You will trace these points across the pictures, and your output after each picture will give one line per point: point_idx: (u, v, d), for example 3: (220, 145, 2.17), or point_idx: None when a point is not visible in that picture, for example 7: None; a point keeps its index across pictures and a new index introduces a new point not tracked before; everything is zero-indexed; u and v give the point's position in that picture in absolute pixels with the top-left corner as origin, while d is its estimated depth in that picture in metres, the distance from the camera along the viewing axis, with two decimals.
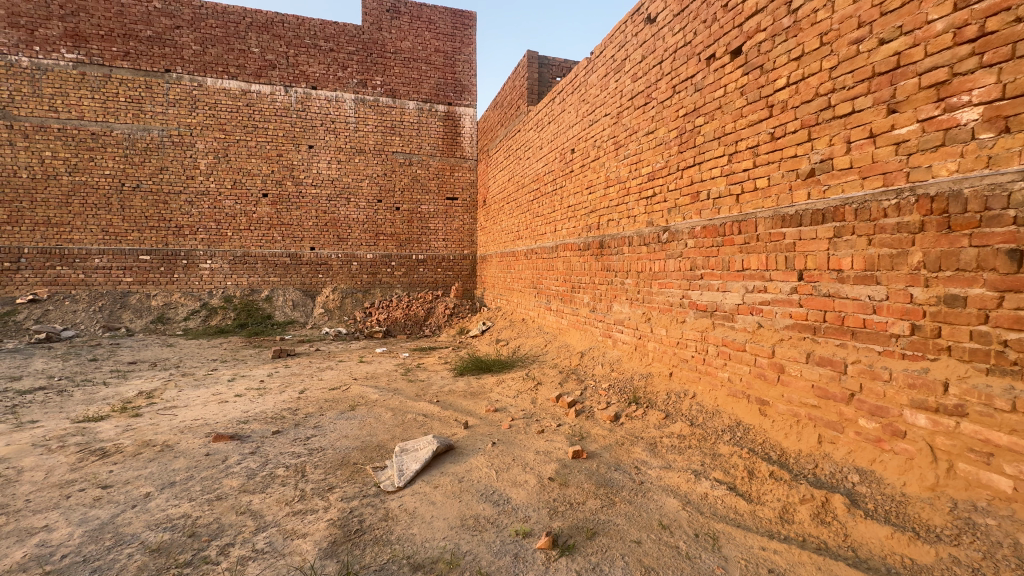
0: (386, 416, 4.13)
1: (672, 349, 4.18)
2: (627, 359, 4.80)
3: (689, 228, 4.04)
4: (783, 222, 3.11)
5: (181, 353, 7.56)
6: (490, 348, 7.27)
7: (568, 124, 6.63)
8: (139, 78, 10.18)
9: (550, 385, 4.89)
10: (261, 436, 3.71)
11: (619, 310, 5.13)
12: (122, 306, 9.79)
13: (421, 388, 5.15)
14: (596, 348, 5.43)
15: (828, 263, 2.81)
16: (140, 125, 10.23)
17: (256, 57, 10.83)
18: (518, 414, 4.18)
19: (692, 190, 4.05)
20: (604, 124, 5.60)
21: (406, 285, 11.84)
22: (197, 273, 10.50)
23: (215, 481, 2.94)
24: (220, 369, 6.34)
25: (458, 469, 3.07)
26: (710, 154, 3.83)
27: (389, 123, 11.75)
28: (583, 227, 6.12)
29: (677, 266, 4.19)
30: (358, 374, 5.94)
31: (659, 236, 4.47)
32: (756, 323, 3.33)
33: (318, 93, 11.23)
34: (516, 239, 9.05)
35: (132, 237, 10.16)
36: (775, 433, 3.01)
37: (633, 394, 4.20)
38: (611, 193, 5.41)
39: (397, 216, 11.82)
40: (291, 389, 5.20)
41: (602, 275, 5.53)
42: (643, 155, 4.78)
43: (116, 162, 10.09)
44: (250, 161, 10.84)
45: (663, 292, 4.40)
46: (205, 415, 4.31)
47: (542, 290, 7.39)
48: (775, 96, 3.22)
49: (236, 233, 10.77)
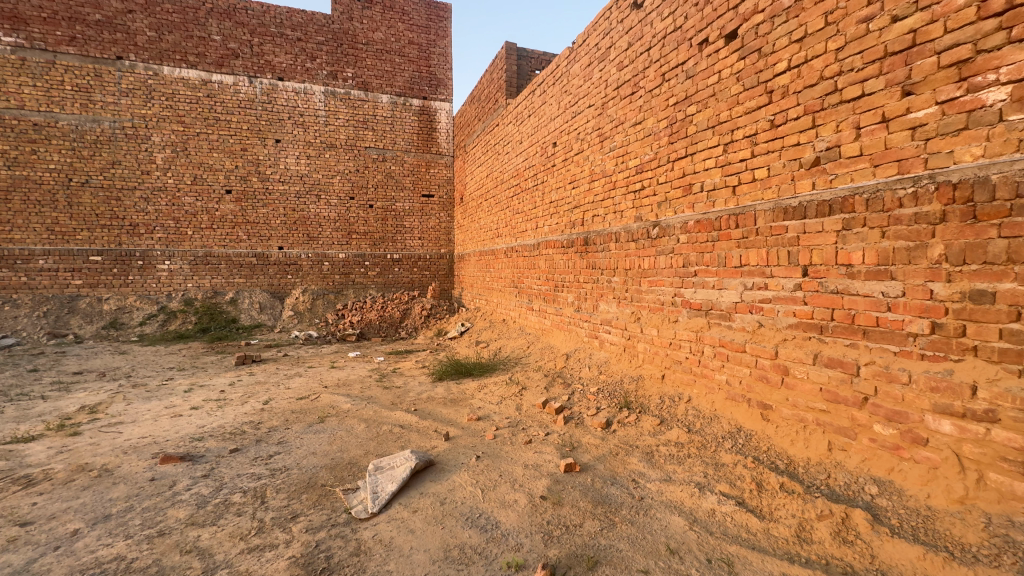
0: (359, 429, 3.79)
1: (664, 350, 3.97)
2: (615, 360, 4.58)
3: (681, 223, 3.84)
4: (785, 215, 2.92)
5: (134, 362, 6.99)
6: (470, 351, 6.96)
7: (549, 116, 6.38)
8: (87, 65, 9.46)
9: (535, 389, 4.63)
10: (217, 455, 3.31)
11: (606, 310, 4.90)
12: (69, 311, 9.06)
13: (397, 396, 4.82)
14: (583, 350, 5.19)
15: (836, 258, 2.62)
16: (89, 116, 9.50)
17: (217, 46, 10.22)
18: (503, 423, 3.89)
19: (683, 183, 3.85)
20: (588, 116, 5.37)
21: (381, 285, 11.41)
22: (154, 275, 9.83)
23: (157, 514, 2.55)
24: (176, 378, 5.84)
25: (439, 489, 2.76)
26: (703, 144, 3.63)
27: (361, 117, 11.28)
28: (566, 224, 5.88)
29: (669, 262, 3.98)
30: (329, 381, 5.54)
31: (648, 232, 4.25)
32: (756, 322, 3.14)
33: (285, 84, 10.69)
34: (495, 238, 8.76)
35: (81, 236, 9.43)
36: (780, 440, 2.81)
37: (624, 399, 3.97)
38: (596, 187, 5.18)
39: (371, 213, 11.37)
40: (254, 400, 4.78)
41: (587, 273, 5.30)
42: (630, 147, 4.57)
43: (62, 156, 9.34)
44: (211, 155, 10.22)
45: (653, 290, 4.19)
46: (154, 432, 3.87)
47: (524, 289, 7.12)
48: (775, 81, 3.02)
49: (197, 231, 10.13)
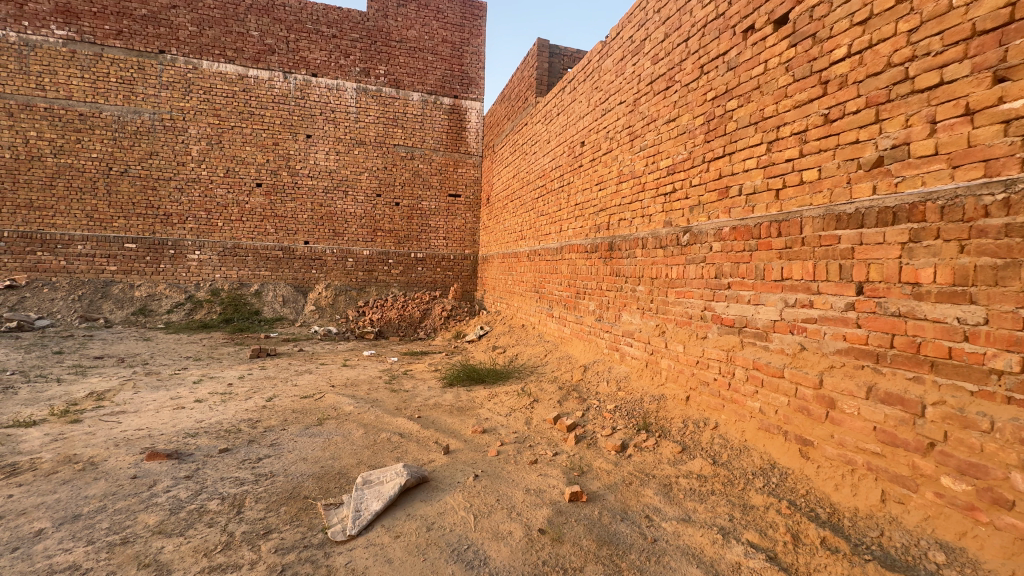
0: (356, 435, 3.58)
1: (690, 369, 3.60)
2: (636, 377, 4.23)
3: (714, 229, 3.48)
4: (838, 223, 2.54)
5: (155, 349, 7.06)
6: (485, 356, 6.69)
7: (578, 114, 6.08)
8: (131, 58, 9.76)
9: (548, 402, 4.32)
10: (205, 455, 3.15)
11: (628, 321, 4.56)
12: (103, 296, 9.32)
13: (403, 401, 4.60)
14: (602, 362, 4.85)
15: (900, 275, 2.23)
16: (131, 107, 9.78)
17: (255, 41, 10.39)
18: (509, 438, 3.60)
19: (719, 185, 3.48)
20: (618, 113, 5.04)
21: (403, 284, 11.31)
22: (184, 264, 10.02)
23: (127, 517, 2.39)
24: (189, 368, 5.81)
25: (427, 512, 2.50)
26: (743, 142, 3.27)
27: (391, 114, 11.25)
28: (591, 227, 5.56)
29: (699, 273, 3.62)
30: (338, 380, 5.38)
31: (677, 238, 3.90)
32: (797, 344, 2.75)
33: (318, 80, 10.76)
34: (519, 240, 8.48)
35: (117, 223, 9.70)
36: (822, 483, 2.43)
37: (643, 420, 3.62)
38: (624, 189, 4.84)
39: (396, 211, 11.31)
40: (258, 396, 4.65)
41: (610, 281, 4.97)
42: (662, 146, 4.22)
43: (104, 145, 9.64)
44: (244, 149, 10.37)
45: (680, 302, 3.83)
46: (151, 425, 3.77)
47: (545, 295, 6.82)
48: (831, 70, 2.65)
49: (226, 223, 10.28)
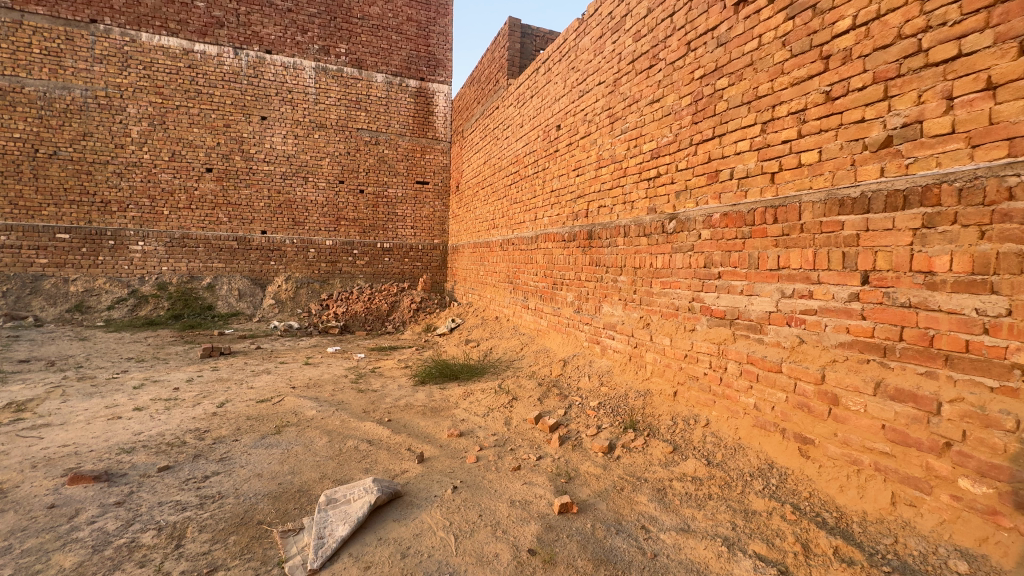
0: (320, 444, 3.24)
1: (678, 363, 3.43)
2: (619, 371, 4.05)
3: (703, 216, 3.30)
4: (841, 208, 2.39)
5: (92, 349, 6.40)
6: (458, 350, 6.39)
7: (554, 96, 5.80)
8: (58, 27, 8.78)
9: (528, 400, 4.08)
10: (141, 475, 2.75)
11: (609, 313, 4.36)
12: (32, 292, 8.44)
13: (371, 402, 4.26)
14: (582, 356, 4.65)
15: (911, 263, 2.08)
16: (59, 83, 8.82)
17: (201, 13, 9.57)
18: (488, 442, 3.35)
19: (708, 169, 3.29)
20: (598, 94, 4.79)
21: (370, 276, 10.82)
22: (127, 256, 9.22)
23: (37, 560, 1.99)
24: (130, 371, 5.25)
25: (402, 534, 2.22)
26: (734, 123, 3.08)
27: (353, 96, 10.64)
28: (568, 215, 5.32)
29: (686, 262, 3.44)
30: (299, 381, 4.97)
31: (662, 225, 3.71)
32: (795, 337, 2.60)
33: (273, 58, 10.04)
34: (491, 229, 8.17)
35: (47, 211, 8.78)
36: (826, 485, 2.29)
37: (629, 418, 3.43)
38: (604, 174, 4.61)
39: (361, 199, 10.76)
40: (208, 402, 4.20)
41: (590, 271, 4.76)
42: (645, 129, 4.01)
43: (28, 124, 8.67)
44: (191, 131, 9.57)
45: (666, 293, 3.65)
46: (79, 440, 3.30)
47: (519, 286, 6.57)
48: (834, 44, 2.47)
49: (173, 211, 9.50)
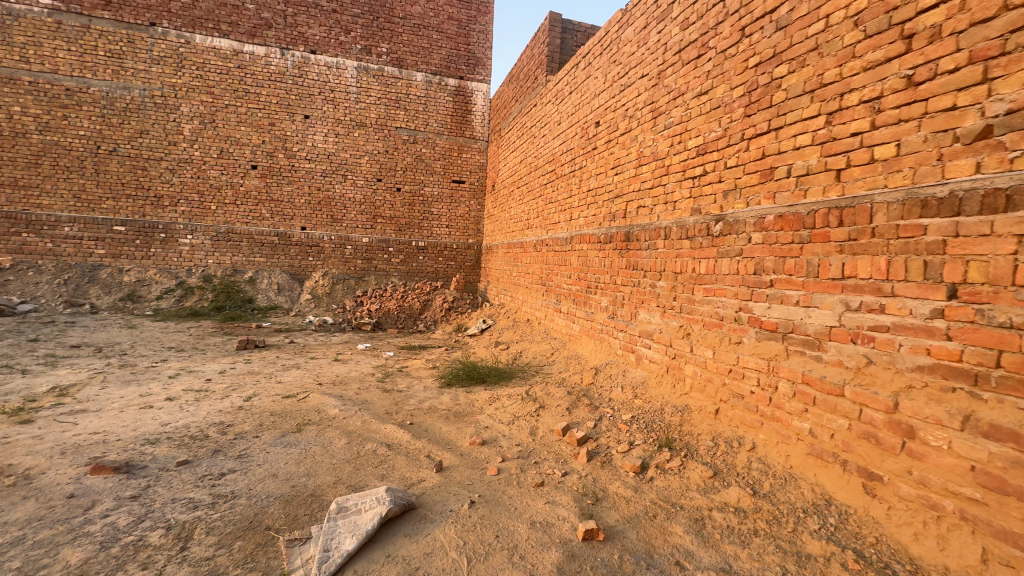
0: (338, 446, 3.15)
1: (721, 378, 3.13)
2: (655, 383, 3.77)
3: (754, 218, 3.00)
4: (923, 210, 2.06)
5: (138, 337, 6.66)
6: (487, 352, 6.24)
7: (593, 91, 5.56)
8: (120, 31, 9.27)
9: (555, 409, 3.86)
10: (160, 468, 2.73)
11: (646, 320, 4.09)
12: (90, 280, 8.93)
13: (394, 403, 4.17)
14: (615, 365, 4.39)
15: (1014, 275, 1.75)
16: (120, 83, 9.31)
17: (251, 15, 9.88)
18: (510, 452, 3.16)
19: (762, 166, 2.99)
20: (640, 88, 4.52)
21: (404, 274, 10.87)
22: (176, 248, 9.62)
23: (46, 554, 1.96)
24: (168, 361, 5.40)
25: (412, 552, 2.06)
26: (793, 115, 2.77)
27: (393, 95, 10.71)
28: (605, 215, 5.06)
29: (733, 268, 3.14)
30: (326, 377, 4.94)
31: (707, 227, 3.42)
32: (861, 357, 2.28)
33: (317, 58, 10.25)
34: (525, 229, 7.99)
35: (106, 205, 9.28)
36: (896, 530, 1.97)
37: (664, 435, 3.17)
38: (644, 173, 4.35)
39: (398, 197, 10.82)
40: (236, 395, 4.22)
41: (626, 275, 4.50)
42: (690, 123, 3.72)
43: (92, 123, 9.19)
44: (239, 129, 9.89)
45: (709, 301, 3.36)
46: (109, 428, 3.35)
47: (552, 288, 6.36)
48: (919, 20, 2.14)
49: (220, 206, 9.84)
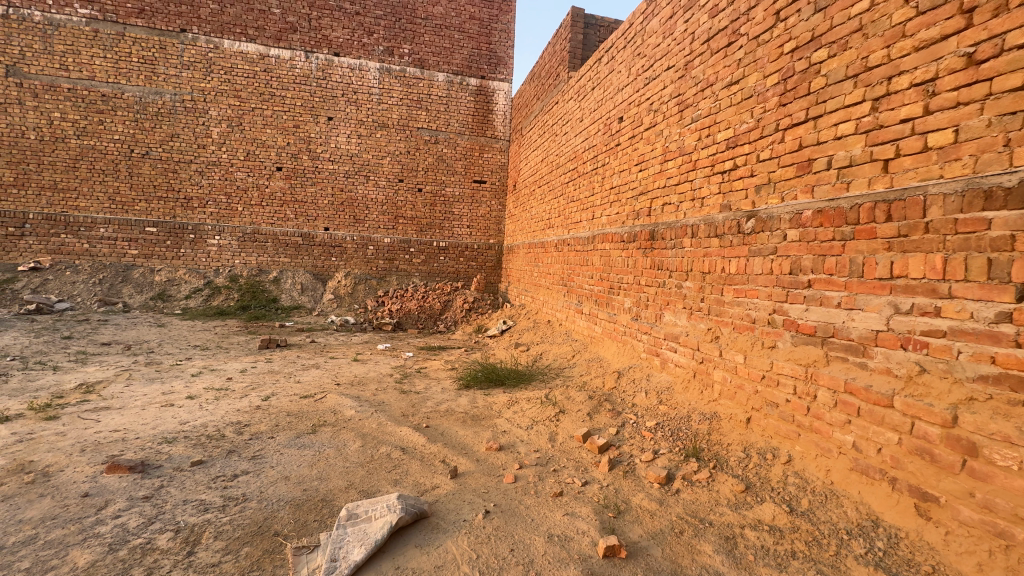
0: (352, 448, 3.09)
1: (753, 385, 2.94)
2: (682, 389, 3.59)
3: (790, 214, 2.80)
4: (986, 202, 1.87)
5: (165, 336, 6.80)
6: (507, 354, 6.12)
7: (617, 86, 5.39)
8: (153, 38, 9.54)
9: (576, 414, 3.72)
10: (174, 468, 2.71)
11: (672, 322, 3.92)
12: (123, 280, 9.21)
13: (411, 405, 4.10)
14: (639, 368, 4.22)
15: None
16: (152, 88, 9.58)
17: (277, 19, 10.04)
18: (528, 459, 3.04)
19: (798, 158, 2.79)
20: (666, 81, 4.34)
21: (425, 274, 10.87)
22: (204, 249, 9.84)
23: (55, 555, 1.93)
24: (192, 359, 5.47)
25: (422, 565, 1.97)
26: (834, 103, 2.58)
27: (415, 96, 10.73)
28: (628, 213, 4.89)
29: (767, 267, 2.95)
30: (344, 378, 4.91)
31: (738, 224, 3.23)
32: (912, 364, 2.08)
33: (340, 60, 10.35)
34: (546, 229, 7.85)
35: (138, 207, 9.56)
36: (956, 559, 1.77)
37: (692, 444, 2.99)
38: (670, 168, 4.17)
39: (419, 197, 10.83)
40: (255, 394, 4.22)
41: (651, 276, 4.32)
42: (719, 116, 3.53)
43: (126, 127, 9.49)
44: (264, 132, 10.07)
45: (740, 303, 3.17)
46: (130, 426, 3.36)
47: (574, 289, 6.21)
48: None
49: (246, 208, 10.03)
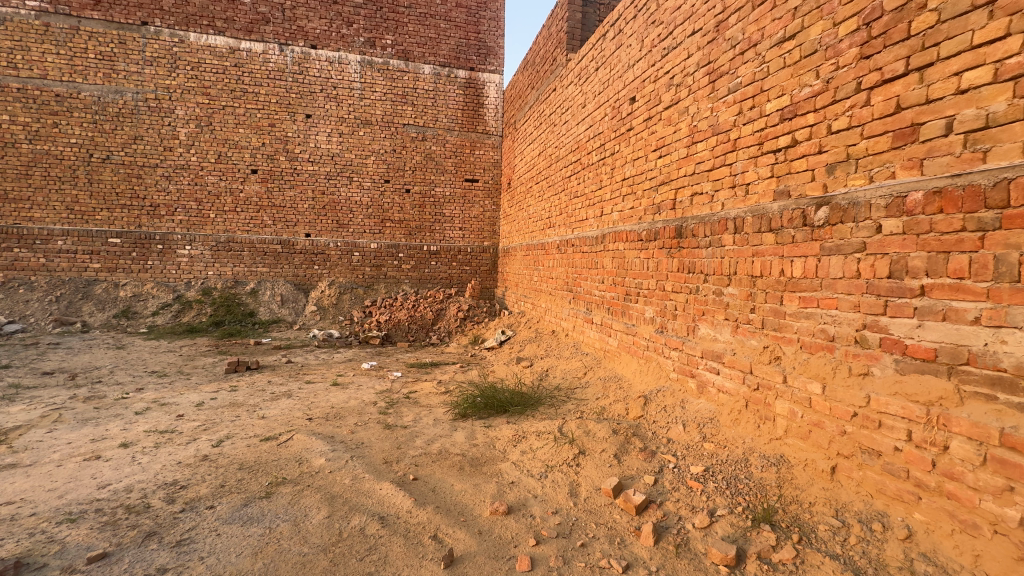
0: (314, 521, 2.34)
1: (840, 425, 2.26)
2: (730, 422, 2.90)
3: (887, 197, 2.12)
4: None
5: (122, 360, 6.03)
6: (508, 371, 5.40)
7: (627, 60, 4.70)
8: (111, 31, 8.74)
9: (599, 456, 2.99)
10: (61, 571, 1.95)
11: (710, 337, 3.23)
12: (83, 296, 8.40)
13: (397, 445, 3.37)
14: (670, 393, 3.52)
15: None
16: (112, 87, 8.78)
17: (247, 10, 9.30)
18: (547, 529, 2.32)
19: (896, 124, 2.11)
20: (690, 48, 3.66)
21: (415, 281, 10.12)
22: (174, 260, 9.05)
23: None
24: (144, 390, 4.69)
25: None
26: (954, 43, 1.91)
27: (400, 90, 10.01)
28: (647, 207, 4.19)
29: (850, 269, 2.27)
30: (318, 410, 4.16)
31: (804, 214, 2.53)
32: None
33: (318, 53, 9.61)
34: (546, 229, 7.15)
35: (100, 216, 8.75)
36: None
37: (760, 504, 2.27)
38: (699, 152, 3.49)
39: (407, 199, 10.09)
40: (205, 438, 3.45)
41: (678, 280, 3.63)
42: (768, 81, 2.84)
43: (84, 129, 8.68)
44: (237, 131, 9.29)
45: (809, 314, 2.49)
46: (28, 495, 2.59)
47: (581, 295, 5.52)
48: None
49: (219, 214, 9.24)
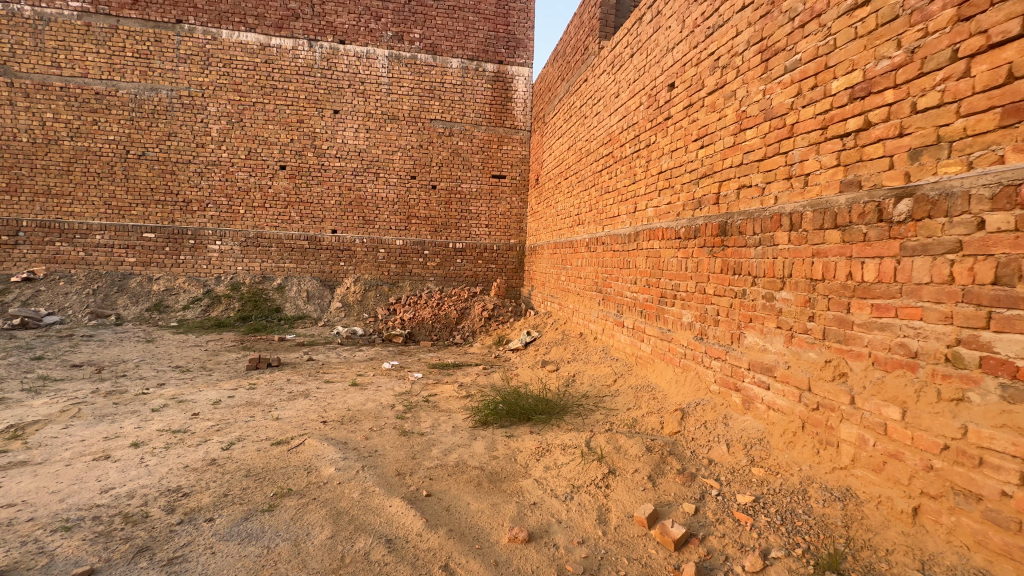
0: (315, 542, 2.14)
1: (926, 459, 1.90)
2: (783, 445, 2.56)
3: (994, 186, 1.75)
4: None
5: (149, 354, 6.06)
6: (532, 374, 5.14)
7: (666, 44, 4.35)
8: (148, 30, 8.91)
9: (632, 477, 2.69)
10: None
11: (759, 347, 2.89)
12: (119, 290, 8.61)
13: (412, 454, 3.16)
14: (710, 407, 3.18)
15: None
16: (148, 84, 8.95)
17: (278, 7, 9.31)
18: (571, 563, 2.04)
19: (1006, 97, 1.74)
20: (739, 25, 3.30)
21: (440, 278, 9.97)
22: (205, 255, 9.17)
23: None
24: (165, 386, 4.65)
25: None
26: None
27: (427, 84, 9.86)
28: (685, 202, 3.85)
29: (941, 273, 1.90)
30: (334, 412, 4.00)
31: (879, 208, 2.17)
32: None
33: (346, 48, 9.55)
34: (575, 226, 6.84)
35: (135, 212, 8.94)
36: None
37: (824, 548, 1.93)
38: (748, 139, 3.13)
39: (433, 195, 9.94)
40: (216, 440, 3.33)
41: (721, 283, 3.28)
42: (834, 56, 2.47)
43: (121, 126, 8.88)
44: (267, 128, 9.34)
45: (884, 325, 2.12)
46: (30, 497, 2.49)
47: (611, 296, 5.20)
48: None
49: (248, 210, 9.31)
